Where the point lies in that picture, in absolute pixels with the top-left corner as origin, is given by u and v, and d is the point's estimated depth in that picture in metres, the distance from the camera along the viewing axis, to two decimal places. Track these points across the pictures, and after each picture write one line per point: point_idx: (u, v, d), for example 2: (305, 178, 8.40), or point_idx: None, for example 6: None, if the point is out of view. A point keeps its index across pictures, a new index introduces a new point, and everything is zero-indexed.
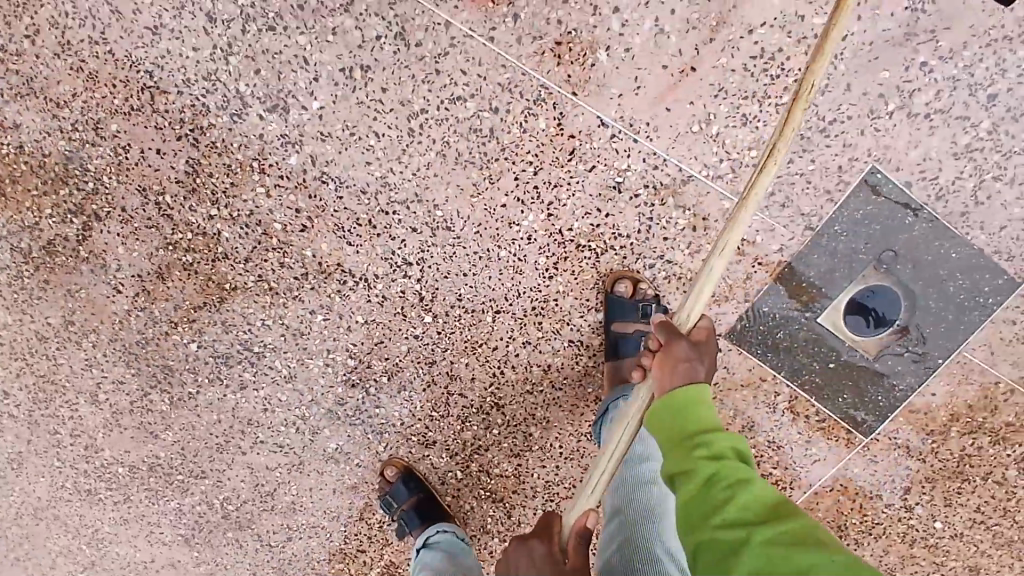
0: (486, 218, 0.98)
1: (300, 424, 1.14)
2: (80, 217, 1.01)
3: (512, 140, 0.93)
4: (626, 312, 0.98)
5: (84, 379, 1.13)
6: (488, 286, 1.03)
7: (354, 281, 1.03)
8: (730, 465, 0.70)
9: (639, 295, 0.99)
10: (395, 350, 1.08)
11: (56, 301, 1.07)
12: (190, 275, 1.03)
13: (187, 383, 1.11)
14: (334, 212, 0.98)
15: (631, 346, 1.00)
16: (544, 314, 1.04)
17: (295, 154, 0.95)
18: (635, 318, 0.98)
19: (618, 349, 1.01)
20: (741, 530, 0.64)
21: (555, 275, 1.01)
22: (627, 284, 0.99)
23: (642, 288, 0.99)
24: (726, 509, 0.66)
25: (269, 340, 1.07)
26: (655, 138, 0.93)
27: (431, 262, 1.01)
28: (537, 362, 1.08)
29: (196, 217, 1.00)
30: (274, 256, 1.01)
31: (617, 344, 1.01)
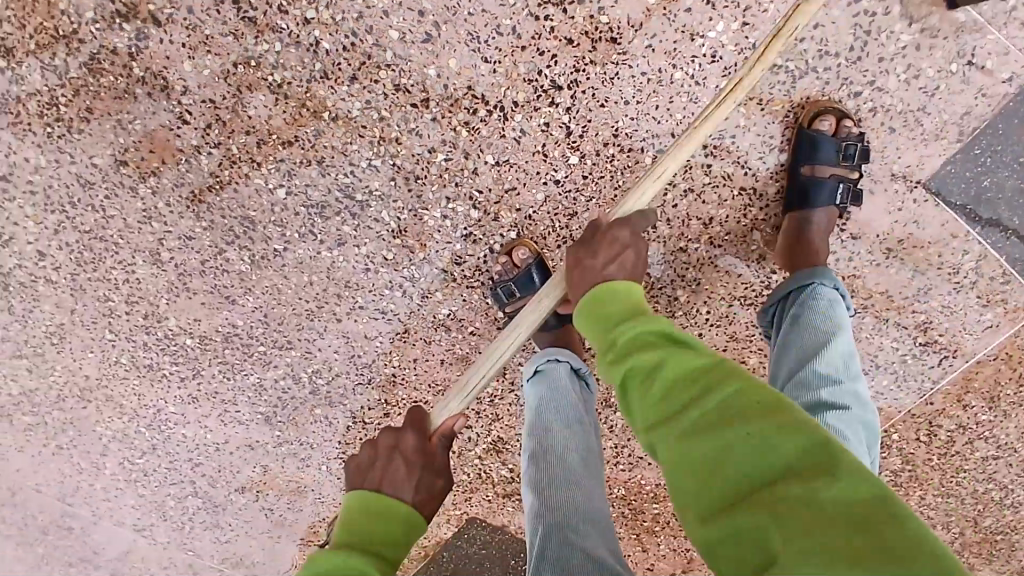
0: (662, 27, 0.79)
1: (406, 287, 0.96)
2: (132, 24, 0.80)
3: None
4: (826, 152, 0.81)
5: (142, 235, 0.93)
6: (652, 118, 0.83)
7: (486, 111, 0.83)
8: (710, 386, 0.52)
9: (843, 133, 0.82)
10: (529, 200, 0.89)
11: (102, 136, 0.86)
12: (279, 100, 0.82)
13: (272, 238, 0.92)
14: (468, 16, 0.79)
15: (826, 191, 0.84)
16: (714, 155, 0.86)
17: None
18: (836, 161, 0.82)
19: (807, 196, 0.84)
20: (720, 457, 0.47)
21: (738, 105, 0.82)
22: (831, 119, 0.82)
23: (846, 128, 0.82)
24: (689, 443, 0.49)
25: (376, 185, 0.88)
26: None
27: (587, 87, 0.81)
28: (696, 216, 0.90)
29: (286, 22, 0.79)
30: (388, 75, 0.81)
31: (806, 190, 0.85)
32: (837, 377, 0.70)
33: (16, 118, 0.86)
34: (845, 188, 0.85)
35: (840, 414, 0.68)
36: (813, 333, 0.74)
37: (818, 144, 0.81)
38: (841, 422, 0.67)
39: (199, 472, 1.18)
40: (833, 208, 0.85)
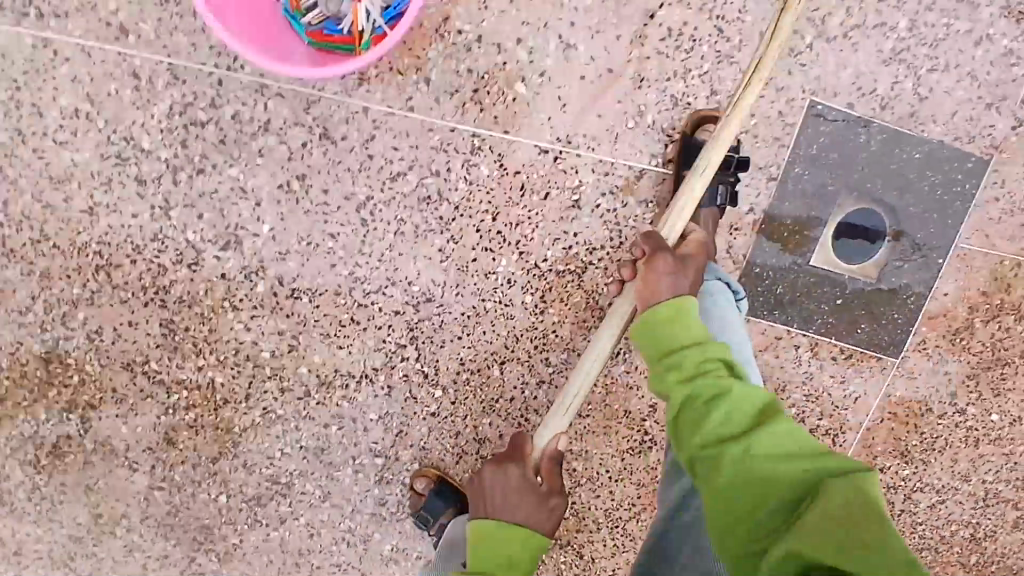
0: (461, 277, 0.98)
1: (347, 540, 1.09)
2: (76, 413, 1.01)
3: (462, 195, 0.93)
4: (704, 158, 0.90)
5: (131, 565, 1.09)
6: (485, 341, 1.02)
7: (356, 381, 1.01)
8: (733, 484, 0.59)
9: (717, 140, 0.91)
10: (417, 433, 1.05)
11: (79, 498, 1.04)
12: (199, 430, 1.02)
13: (228, 537, 1.08)
14: (316, 321, 0.98)
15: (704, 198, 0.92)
16: (549, 349, 1.03)
17: (261, 280, 0.95)
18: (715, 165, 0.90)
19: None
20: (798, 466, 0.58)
21: (546, 309, 1.01)
22: (709, 128, 0.91)
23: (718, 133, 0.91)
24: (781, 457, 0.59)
25: (293, 466, 1.05)
26: (596, 148, 0.93)
27: (424, 339, 1.00)
28: (557, 399, 1.06)
29: (186, 372, 0.99)
30: (273, 383, 1.00)
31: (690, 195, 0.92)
32: (736, 360, 0.81)
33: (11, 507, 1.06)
34: (726, 190, 0.92)
35: None
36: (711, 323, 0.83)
37: (693, 145, 0.90)
38: None
39: None
40: (714, 209, 0.92)
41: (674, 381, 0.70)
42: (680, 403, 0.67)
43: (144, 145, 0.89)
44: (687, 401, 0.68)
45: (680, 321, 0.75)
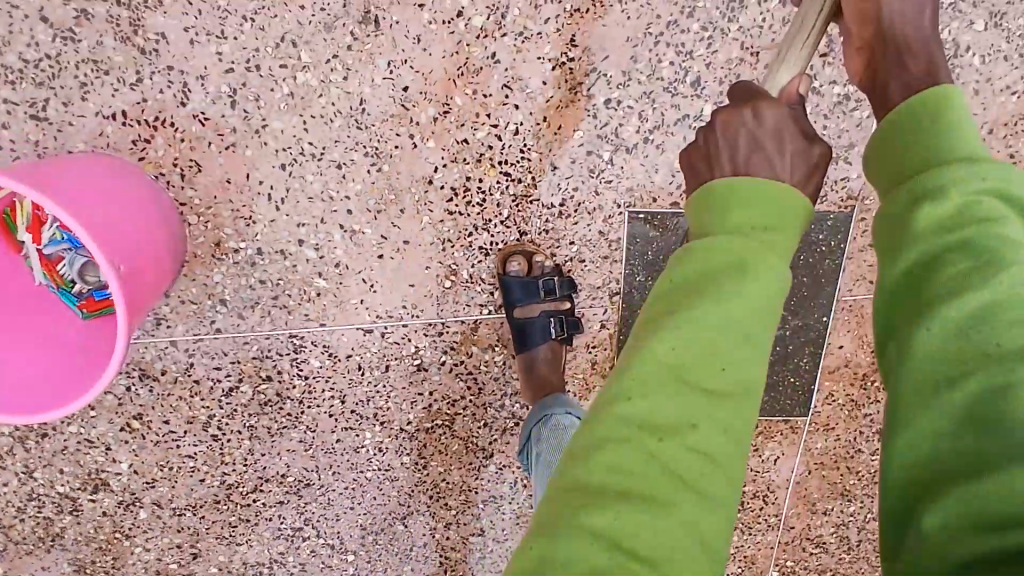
0: (332, 457, 0.97)
1: None
2: None
3: (303, 390, 0.92)
4: (525, 295, 0.85)
5: None
6: (378, 503, 1.01)
7: (268, 566, 1.03)
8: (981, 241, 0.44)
9: (536, 271, 0.86)
10: None
11: None
12: None
13: None
14: (209, 528, 1.00)
15: (539, 333, 0.87)
16: (444, 494, 1.02)
17: (142, 508, 0.97)
18: (538, 300, 0.86)
19: (523, 336, 0.88)
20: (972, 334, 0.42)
21: (427, 461, 0.99)
22: (521, 260, 0.86)
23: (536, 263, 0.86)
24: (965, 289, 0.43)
25: None
26: (420, 313, 0.89)
27: (317, 516, 1.01)
28: (469, 533, 1.05)
29: None
30: None
31: (523, 330, 0.88)
32: None
33: None
34: (557, 320, 0.88)
35: None
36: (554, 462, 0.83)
37: (509, 285, 0.86)
38: None
39: None
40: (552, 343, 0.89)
41: (914, 215, 0.47)
42: (911, 276, 0.46)
43: None
44: (755, 284, 0.48)
45: (953, 129, 0.50)
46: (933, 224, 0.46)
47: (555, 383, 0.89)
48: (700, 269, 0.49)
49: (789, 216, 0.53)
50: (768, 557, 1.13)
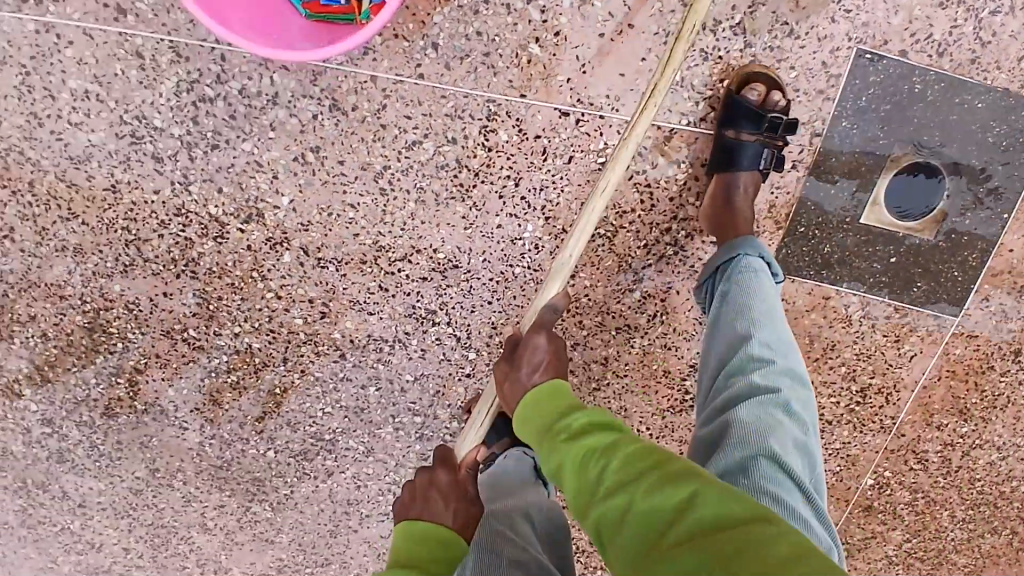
0: (487, 243, 0.96)
1: (395, 488, 1.14)
2: (124, 375, 1.05)
3: (483, 162, 0.91)
4: (753, 117, 0.85)
5: (189, 513, 1.17)
6: (516, 305, 1.00)
7: (389, 345, 1.02)
8: (598, 464, 0.63)
9: (769, 101, 0.86)
10: (454, 394, 1.06)
11: (136, 454, 1.12)
12: (241, 392, 1.05)
13: (280, 486, 1.14)
14: (345, 290, 0.98)
15: (746, 157, 0.87)
16: (582, 312, 1.00)
17: (286, 251, 0.96)
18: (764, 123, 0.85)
19: (732, 158, 0.88)
20: (649, 500, 0.55)
21: (577, 273, 0.97)
22: (760, 88, 0.86)
23: (772, 96, 0.85)
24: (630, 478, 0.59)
25: (335, 424, 1.08)
26: (621, 108, 0.88)
27: (454, 302, 0.99)
28: (593, 359, 1.04)
29: (224, 339, 1.02)
30: (308, 348, 1.02)
31: (731, 153, 0.88)
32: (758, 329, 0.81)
33: (72, 463, 1.14)
34: (769, 152, 0.88)
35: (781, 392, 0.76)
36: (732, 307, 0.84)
37: (741, 106, 0.85)
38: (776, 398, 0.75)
39: None
40: (754, 173, 0.88)
41: (565, 448, 0.67)
42: (590, 451, 0.65)
43: (156, 123, 0.89)
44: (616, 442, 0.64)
45: (580, 411, 0.72)
46: (591, 445, 0.65)
47: (740, 215, 0.89)
48: (593, 424, 0.68)
49: (545, 401, 0.77)
50: (868, 462, 1.14)
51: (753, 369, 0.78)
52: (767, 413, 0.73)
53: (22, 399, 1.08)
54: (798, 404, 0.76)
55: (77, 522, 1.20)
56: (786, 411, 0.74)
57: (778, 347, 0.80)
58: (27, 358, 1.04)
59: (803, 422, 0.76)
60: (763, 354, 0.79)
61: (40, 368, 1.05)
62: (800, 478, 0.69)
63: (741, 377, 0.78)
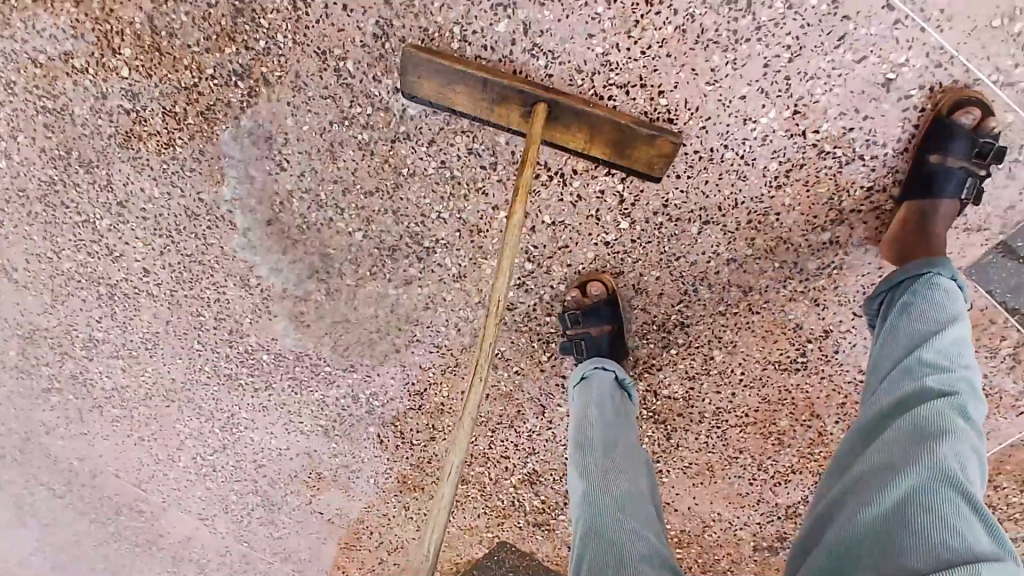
0: (717, 111, 0.84)
1: (461, 327, 1.04)
2: (247, 81, 0.89)
3: (772, 18, 0.78)
4: (961, 144, 0.79)
5: (235, 262, 1.04)
6: (702, 192, 0.89)
7: (548, 176, 0.90)
8: None
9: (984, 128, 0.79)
10: (581, 256, 0.96)
11: (211, 173, 0.97)
12: (365, 156, 0.92)
13: (347, 274, 1.02)
14: None
15: (947, 187, 0.82)
16: (759, 230, 0.90)
17: (505, 19, 0.81)
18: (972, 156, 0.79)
19: (931, 186, 0.82)
20: None
21: (784, 185, 0.87)
22: (975, 111, 0.78)
23: (988, 123, 0.79)
24: None
25: (442, 235, 0.97)
26: (946, 30, 0.78)
27: (642, 159, 0.88)
28: (737, 283, 0.95)
29: (380, 89, 0.87)
30: (462, 141, 0.89)
31: (931, 179, 0.82)
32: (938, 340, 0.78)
33: (136, 154, 0.98)
34: (971, 180, 0.82)
35: (954, 400, 0.72)
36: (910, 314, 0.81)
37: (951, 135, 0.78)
38: (950, 403, 0.72)
39: (262, 473, 1.30)
40: (955, 201, 0.83)
41: None
42: None
43: None
44: None
45: None
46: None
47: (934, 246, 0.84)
48: None
49: None
50: None
51: (925, 373, 0.75)
52: (944, 418, 0.71)
53: (117, 57, 0.91)
54: (974, 410, 0.73)
55: (105, 223, 1.04)
56: (962, 417, 0.71)
57: (957, 356, 0.77)
58: (147, 11, 0.87)
59: (977, 428, 0.73)
60: (938, 361, 0.75)
61: (155, 32, 0.88)
62: (975, 482, 0.67)
63: (912, 384, 0.75)
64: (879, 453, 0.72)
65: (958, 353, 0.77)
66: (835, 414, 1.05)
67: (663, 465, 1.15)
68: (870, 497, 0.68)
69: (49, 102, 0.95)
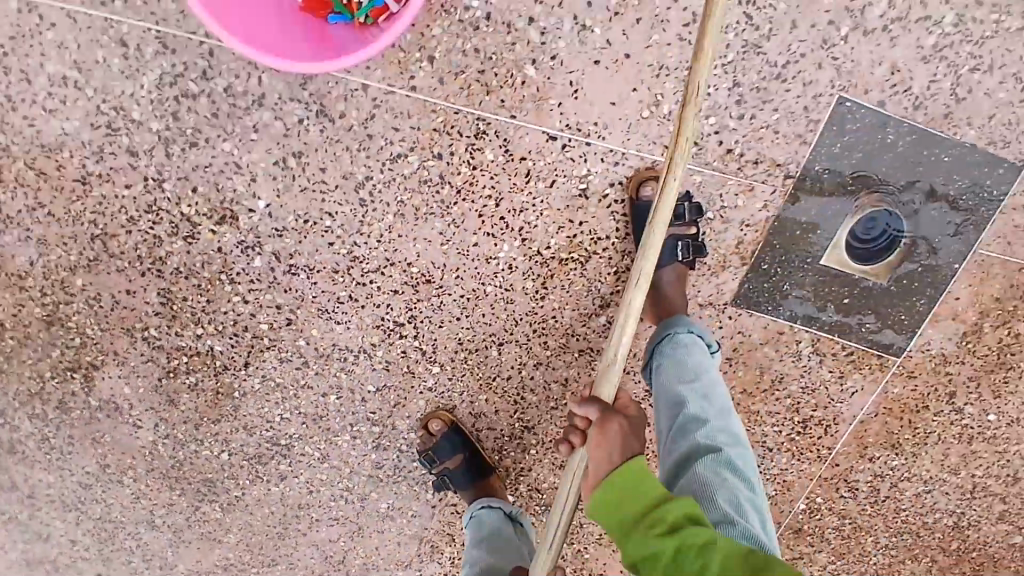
0: (462, 261, 0.96)
1: (347, 496, 1.14)
2: (80, 370, 1.02)
3: (466, 180, 0.90)
4: None
5: (138, 509, 1.15)
6: (484, 323, 1.01)
7: (353, 356, 1.02)
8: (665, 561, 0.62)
9: None
10: (414, 406, 1.07)
11: (86, 449, 1.09)
12: (200, 393, 1.04)
13: (232, 488, 1.13)
14: (314, 298, 0.97)
15: (665, 255, 0.92)
16: (546, 334, 1.02)
17: (258, 256, 0.94)
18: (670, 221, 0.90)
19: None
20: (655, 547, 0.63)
21: (546, 294, 0.99)
22: (654, 186, 0.91)
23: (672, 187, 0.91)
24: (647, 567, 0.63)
25: (292, 430, 1.08)
26: (607, 137, 0.88)
27: (423, 317, 1.00)
28: (554, 379, 1.06)
29: (186, 340, 1.00)
30: (271, 354, 1.01)
31: None
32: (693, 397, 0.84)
33: (22, 455, 1.10)
34: (684, 243, 0.93)
35: (719, 452, 0.77)
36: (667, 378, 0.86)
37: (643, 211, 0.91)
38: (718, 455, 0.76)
39: None
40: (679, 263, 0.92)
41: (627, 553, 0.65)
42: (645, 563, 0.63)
43: (135, 116, 0.86)
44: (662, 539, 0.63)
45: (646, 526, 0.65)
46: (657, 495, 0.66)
47: (676, 306, 0.93)
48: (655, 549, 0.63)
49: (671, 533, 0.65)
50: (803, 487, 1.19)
51: (691, 434, 0.79)
52: (715, 475, 0.74)
53: None
54: (739, 458, 0.78)
55: (22, 516, 1.16)
56: (730, 467, 0.76)
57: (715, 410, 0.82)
58: None
59: (746, 476, 0.77)
60: (699, 417, 0.80)
61: None
62: (756, 531, 0.71)
63: (683, 446, 0.79)
64: None
65: (714, 401, 0.82)
66: None
67: (580, 544, 1.24)
68: None
69: None
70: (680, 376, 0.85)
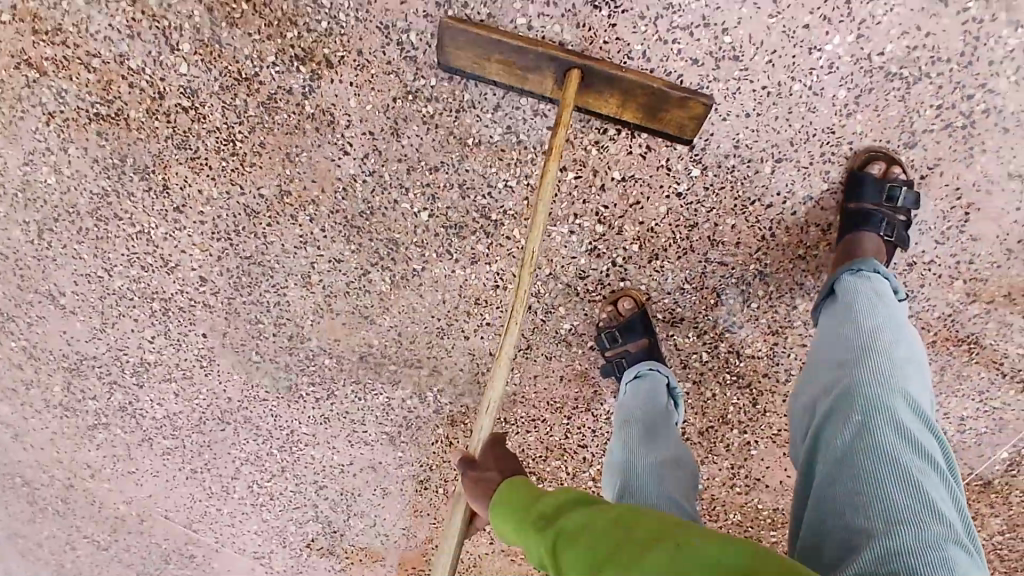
0: (783, 43, 0.84)
1: (533, 305, 1.03)
2: (309, 65, 0.90)
3: None
4: (873, 183, 0.87)
5: (297, 260, 1.02)
6: (772, 129, 0.89)
7: (615, 129, 0.90)
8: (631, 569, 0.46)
9: (891, 173, 0.88)
10: (653, 213, 0.95)
11: (272, 168, 0.96)
12: (430, 130, 0.92)
13: (412, 260, 1.00)
14: (605, 44, 0.86)
15: (871, 224, 0.88)
16: (832, 161, 0.91)
17: None
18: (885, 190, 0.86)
19: (856, 229, 0.90)
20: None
21: (853, 113, 0.88)
22: (879, 163, 0.88)
23: (893, 172, 0.88)
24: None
25: (510, 206, 0.96)
26: None
27: (710, 102, 0.88)
28: (815, 222, 0.94)
29: (443, 58, 0.88)
30: (529, 101, 0.89)
31: (856, 225, 0.90)
32: (864, 324, 0.78)
33: (194, 153, 0.96)
34: (891, 223, 0.89)
35: (881, 369, 0.73)
36: (850, 315, 0.81)
37: (864, 179, 0.87)
38: (879, 374, 0.72)
39: (323, 494, 1.24)
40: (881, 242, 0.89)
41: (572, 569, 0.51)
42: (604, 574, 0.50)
43: None
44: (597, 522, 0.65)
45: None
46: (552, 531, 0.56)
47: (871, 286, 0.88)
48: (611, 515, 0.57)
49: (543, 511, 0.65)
50: (1013, 432, 1.08)
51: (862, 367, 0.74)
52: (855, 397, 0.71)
53: (174, 53, 0.90)
54: (914, 369, 0.74)
55: (160, 232, 1.01)
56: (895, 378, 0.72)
57: (890, 329, 0.78)
58: (203, 2, 0.87)
59: (915, 388, 0.72)
60: (874, 335, 0.76)
61: (212, 22, 0.88)
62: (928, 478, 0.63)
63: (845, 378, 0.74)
64: (831, 477, 0.67)
65: (900, 336, 0.78)
66: (923, 352, 1.03)
67: (751, 435, 1.11)
68: (833, 466, 0.67)
69: (105, 107, 0.94)
70: (856, 307, 0.81)
